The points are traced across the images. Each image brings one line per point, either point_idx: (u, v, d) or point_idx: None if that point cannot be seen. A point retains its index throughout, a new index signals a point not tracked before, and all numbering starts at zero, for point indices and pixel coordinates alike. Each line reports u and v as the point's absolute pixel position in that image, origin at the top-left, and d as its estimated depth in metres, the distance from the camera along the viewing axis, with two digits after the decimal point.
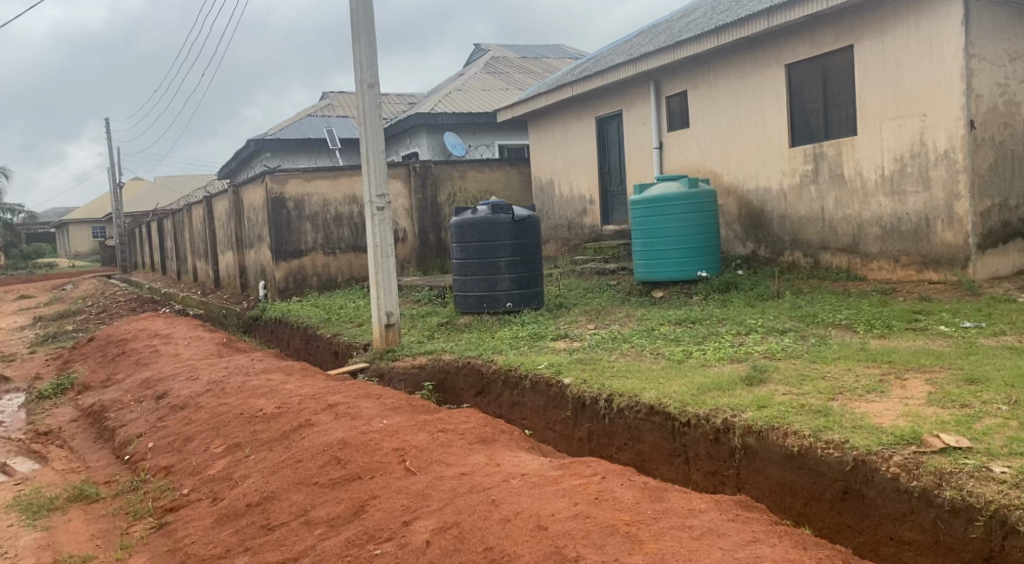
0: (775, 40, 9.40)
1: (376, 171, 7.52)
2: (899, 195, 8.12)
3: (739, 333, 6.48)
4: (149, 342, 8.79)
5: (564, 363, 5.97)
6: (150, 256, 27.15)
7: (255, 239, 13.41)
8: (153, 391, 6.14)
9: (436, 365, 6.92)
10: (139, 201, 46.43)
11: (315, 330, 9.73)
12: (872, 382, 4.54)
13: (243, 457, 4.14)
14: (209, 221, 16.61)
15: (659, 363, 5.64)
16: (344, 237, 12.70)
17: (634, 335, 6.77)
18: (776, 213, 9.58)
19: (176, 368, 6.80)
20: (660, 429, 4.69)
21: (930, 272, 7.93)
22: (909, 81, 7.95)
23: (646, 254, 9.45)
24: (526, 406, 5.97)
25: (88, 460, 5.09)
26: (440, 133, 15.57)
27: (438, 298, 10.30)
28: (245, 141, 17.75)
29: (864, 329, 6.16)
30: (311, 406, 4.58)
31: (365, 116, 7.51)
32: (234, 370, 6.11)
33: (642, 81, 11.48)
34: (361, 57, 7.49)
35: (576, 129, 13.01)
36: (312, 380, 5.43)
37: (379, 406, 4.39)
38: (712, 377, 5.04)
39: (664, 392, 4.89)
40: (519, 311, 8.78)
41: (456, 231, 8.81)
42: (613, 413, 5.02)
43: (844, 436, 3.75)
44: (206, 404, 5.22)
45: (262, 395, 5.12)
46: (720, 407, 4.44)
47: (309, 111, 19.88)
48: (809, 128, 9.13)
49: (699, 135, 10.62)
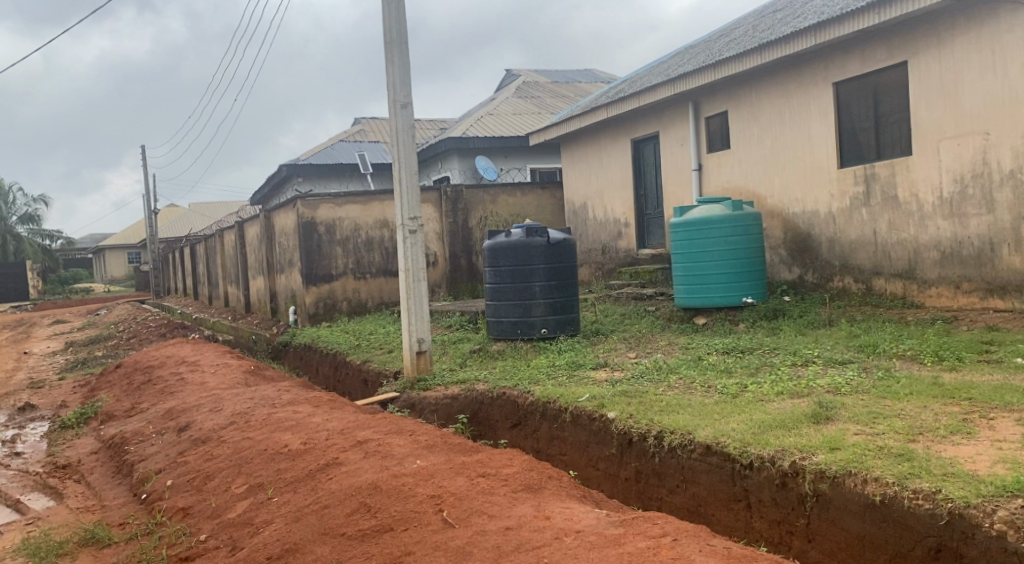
0: (821, 57, 9.04)
1: (409, 193, 7.26)
2: (960, 218, 7.67)
3: (796, 364, 6.06)
4: (175, 370, 8.55)
5: (608, 395, 5.60)
6: (183, 281, 27.28)
7: (286, 263, 13.23)
8: (175, 422, 5.87)
9: (470, 395, 6.63)
10: (174, 228, 47.02)
11: (344, 357, 9.46)
12: (955, 422, 4.11)
13: (266, 499, 3.82)
14: (239, 246, 16.49)
15: (711, 397, 5.23)
16: (374, 261, 12.47)
17: (680, 365, 6.38)
18: (825, 237, 9.16)
19: (201, 398, 6.52)
20: (718, 471, 4.33)
21: (995, 299, 7.44)
22: (969, 99, 7.54)
23: (688, 279, 9.05)
24: (566, 441, 5.66)
25: (104, 498, 4.80)
26: (472, 157, 15.36)
27: (470, 323, 9.97)
28: (277, 166, 17.69)
29: (933, 361, 5.70)
30: (339, 443, 4.26)
31: (397, 138, 7.26)
32: (260, 401, 5.81)
33: (680, 103, 11.16)
34: (394, 77, 7.25)
35: (611, 151, 12.69)
36: (340, 412, 5.11)
37: (413, 442, 4.04)
38: (774, 414, 4.63)
39: (723, 428, 4.53)
40: (554, 337, 8.41)
41: (490, 254, 8.51)
42: (665, 452, 4.69)
43: (935, 485, 3.33)
44: (230, 438, 4.92)
45: (288, 429, 4.80)
46: (786, 447, 4.05)
47: (340, 137, 19.82)
48: (859, 148, 8.73)
49: (741, 156, 10.25)
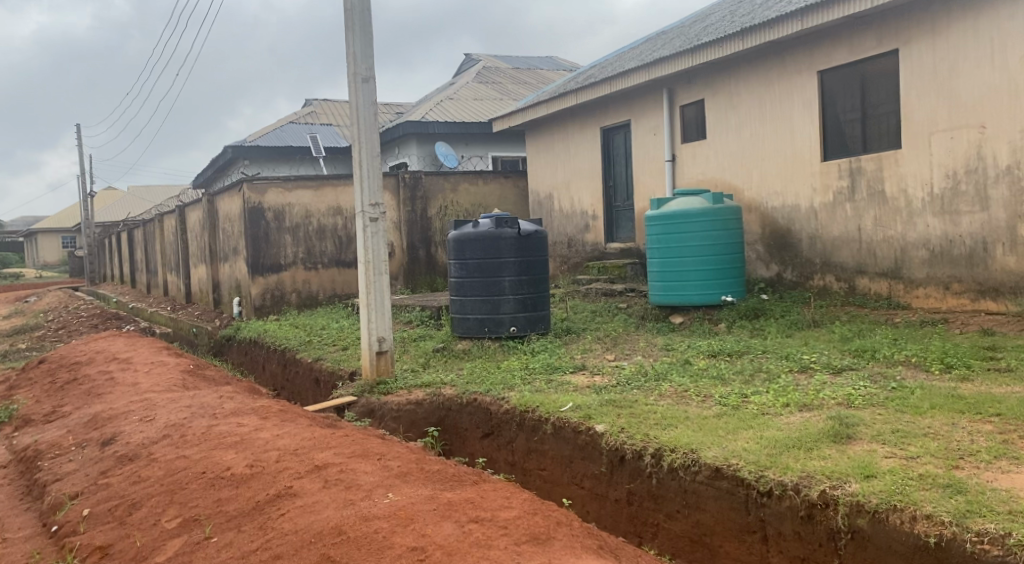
0: (806, 43, 8.61)
1: (370, 177, 6.59)
2: (951, 215, 7.31)
3: (794, 371, 5.58)
4: (105, 368, 7.73)
5: (594, 405, 5.06)
6: (119, 268, 25.93)
7: (230, 252, 12.39)
8: (99, 433, 5.12)
9: (437, 401, 6.09)
10: (111, 212, 45.08)
11: (294, 354, 8.74)
12: (996, 444, 3.64)
13: (203, 540, 3.16)
14: (180, 232, 15.51)
15: (710, 409, 4.71)
16: (327, 251, 11.72)
17: (669, 371, 5.86)
18: (805, 234, 8.76)
19: (131, 403, 5.78)
20: (728, 498, 3.82)
21: (986, 302, 7.11)
22: (966, 90, 7.17)
23: (664, 276, 8.55)
24: (545, 454, 5.14)
25: (7, 528, 4.06)
26: (431, 143, 14.66)
27: (432, 319, 9.33)
28: (222, 148, 16.71)
29: (940, 369, 5.28)
30: (292, 467, 3.61)
31: (357, 115, 6.57)
32: (199, 409, 5.09)
33: (654, 90, 10.66)
34: (354, 48, 6.56)
35: (578, 140, 12.15)
36: (292, 426, 4.44)
37: (382, 469, 3.42)
38: (786, 430, 4.13)
39: (733, 447, 4.01)
40: (524, 336, 7.86)
41: (455, 245, 7.88)
42: (664, 473, 4.17)
43: (1004, 527, 2.85)
44: (162, 456, 4.22)
45: (231, 447, 4.13)
46: (812, 473, 3.53)
47: (290, 118, 18.87)
48: (844, 140, 8.34)
49: (717, 146, 9.80)
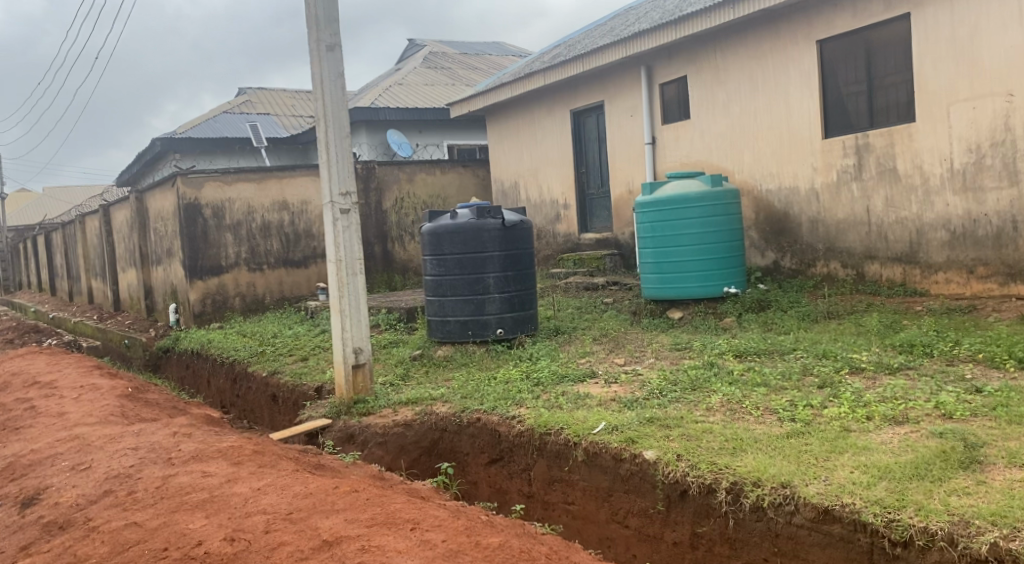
0: (802, 11, 7.95)
1: (340, 162, 5.61)
2: (975, 192, 6.74)
3: (848, 373, 4.87)
4: (23, 394, 6.54)
5: (632, 425, 4.22)
6: (37, 275, 23.95)
7: (164, 254, 11.15)
8: (17, 488, 4.04)
9: (428, 422, 5.18)
10: (25, 214, 42.20)
11: (246, 368, 7.66)
12: None
13: None
14: (104, 233, 14.06)
15: (779, 427, 3.94)
16: (273, 250, 10.62)
17: (702, 377, 5.09)
18: (805, 217, 8.13)
19: (58, 442, 4.69)
20: (843, 547, 3.05)
21: (1016, 286, 6.57)
22: (989, 56, 6.58)
23: (659, 268, 7.79)
24: (574, 485, 4.31)
25: None
26: (381, 131, 13.61)
27: (401, 322, 8.37)
28: (151, 140, 15.29)
29: (1016, 368, 4.65)
30: (291, 542, 2.70)
31: (323, 89, 5.58)
32: (149, 453, 4.07)
33: (629, 67, 9.88)
34: (316, 10, 5.55)
35: (545, 124, 11.31)
36: (275, 475, 3.49)
37: (422, 548, 2.58)
38: (892, 454, 3.37)
39: (837, 479, 3.23)
40: (512, 339, 6.99)
41: (430, 239, 6.95)
42: (745, 513, 3.37)
43: None
44: (105, 524, 3.20)
45: (199, 509, 3.16)
46: (968, 517, 2.78)
47: (224, 108, 17.51)
48: (848, 116, 7.72)
49: (703, 126, 9.09)
